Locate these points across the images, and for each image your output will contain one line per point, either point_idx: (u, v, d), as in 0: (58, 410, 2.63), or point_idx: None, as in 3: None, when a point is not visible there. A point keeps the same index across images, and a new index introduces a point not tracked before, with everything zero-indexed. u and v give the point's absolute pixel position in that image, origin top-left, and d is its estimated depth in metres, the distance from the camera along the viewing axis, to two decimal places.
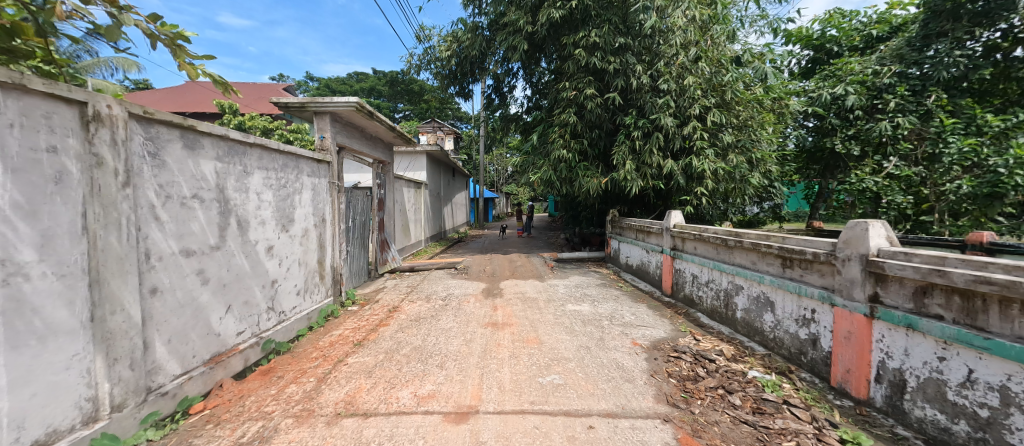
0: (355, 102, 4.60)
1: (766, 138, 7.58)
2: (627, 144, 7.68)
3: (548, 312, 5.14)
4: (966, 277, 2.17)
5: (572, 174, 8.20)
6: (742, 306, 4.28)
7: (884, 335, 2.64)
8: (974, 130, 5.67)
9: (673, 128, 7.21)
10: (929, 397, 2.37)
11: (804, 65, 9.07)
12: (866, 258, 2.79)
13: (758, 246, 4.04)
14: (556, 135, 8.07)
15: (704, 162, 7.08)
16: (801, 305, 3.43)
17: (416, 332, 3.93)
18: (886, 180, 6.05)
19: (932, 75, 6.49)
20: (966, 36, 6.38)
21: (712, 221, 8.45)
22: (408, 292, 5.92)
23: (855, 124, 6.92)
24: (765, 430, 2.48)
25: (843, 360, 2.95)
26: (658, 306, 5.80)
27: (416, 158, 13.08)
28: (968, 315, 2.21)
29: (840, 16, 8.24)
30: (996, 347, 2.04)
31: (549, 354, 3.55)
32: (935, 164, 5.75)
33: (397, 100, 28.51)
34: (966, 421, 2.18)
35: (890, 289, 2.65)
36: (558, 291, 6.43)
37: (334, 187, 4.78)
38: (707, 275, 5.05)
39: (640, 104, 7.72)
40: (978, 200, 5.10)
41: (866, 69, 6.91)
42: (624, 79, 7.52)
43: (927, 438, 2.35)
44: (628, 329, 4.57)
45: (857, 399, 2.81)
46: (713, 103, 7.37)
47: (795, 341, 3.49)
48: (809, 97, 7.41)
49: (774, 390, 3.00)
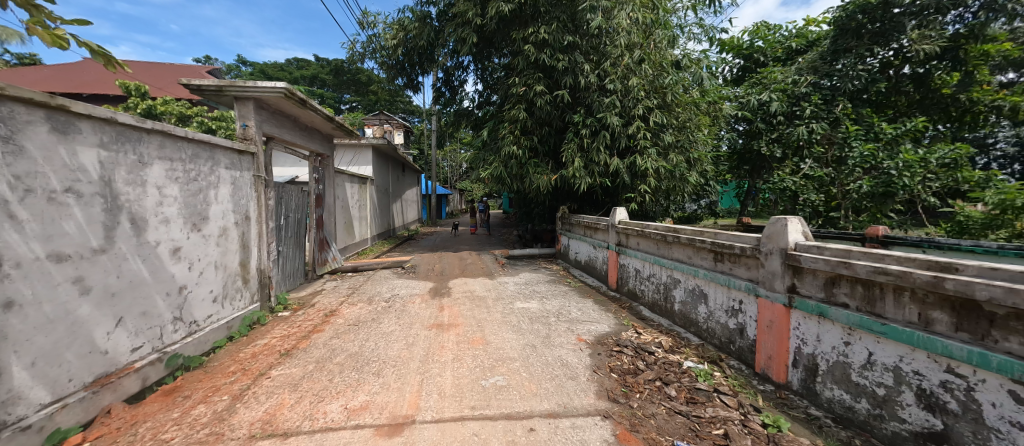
0: (283, 88, 4.21)
1: (704, 139, 8.03)
2: (576, 141, 7.78)
3: (496, 311, 5.08)
4: (867, 268, 2.40)
5: (522, 171, 8.18)
6: (680, 299, 4.49)
7: (801, 323, 2.87)
8: (873, 136, 6.41)
9: (619, 127, 7.40)
10: (836, 379, 2.60)
11: (735, 72, 9.76)
12: (785, 252, 3.01)
13: (693, 241, 4.25)
14: (506, 131, 8.00)
15: (647, 161, 7.33)
16: (730, 296, 3.65)
17: (353, 338, 3.69)
18: (803, 180, 6.67)
19: (840, 86, 7.28)
20: (867, 53, 7.30)
21: (656, 218, 8.84)
22: (348, 294, 5.57)
23: (777, 128, 7.53)
24: (696, 419, 2.59)
25: (765, 347, 3.18)
26: (604, 300, 5.95)
27: (361, 151, 12.37)
28: (869, 302, 2.44)
29: (766, 29, 9.00)
30: (890, 332, 2.27)
31: (494, 354, 3.48)
32: (842, 166, 6.43)
33: (343, 90, 27.03)
34: (866, 399, 2.41)
35: (805, 280, 2.89)
36: (508, 289, 6.39)
37: (260, 182, 4.34)
38: (649, 270, 5.25)
39: (588, 103, 7.84)
40: (875, 199, 5.89)
41: (787, 78, 7.63)
42: (572, 77, 7.59)
43: (835, 416, 2.59)
44: (574, 325, 4.63)
45: (777, 383, 3.04)
46: (656, 104, 7.59)
47: (725, 331, 3.71)
48: (740, 102, 8.01)
49: (706, 378, 3.15)
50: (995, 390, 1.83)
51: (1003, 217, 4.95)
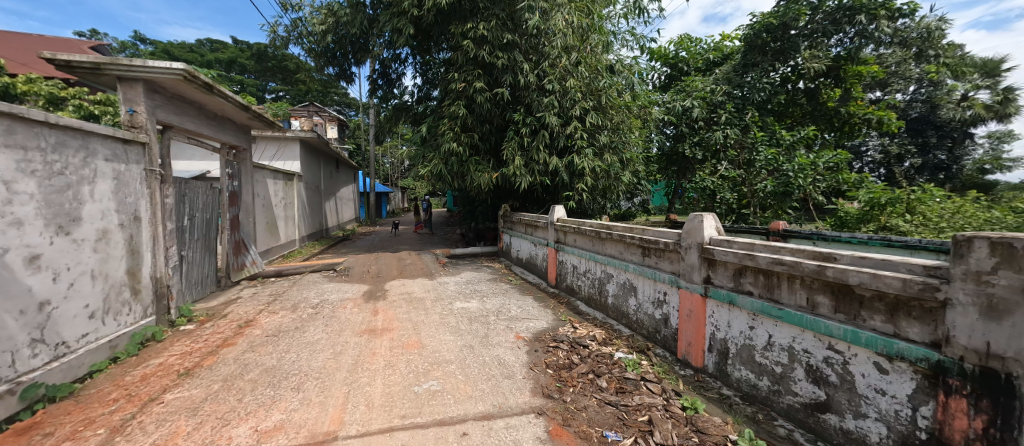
0: (183, 70, 3.71)
1: (636, 140, 8.34)
2: (516, 140, 7.79)
3: (434, 312, 4.93)
4: (767, 259, 2.68)
5: (463, 169, 8.05)
6: (613, 293, 4.70)
7: (715, 311, 3.13)
8: (775, 142, 7.23)
9: (557, 127, 7.52)
10: (743, 360, 2.88)
11: (663, 80, 10.42)
12: (701, 246, 3.27)
13: (624, 237, 4.46)
14: (445, 127, 7.82)
15: (584, 160, 7.53)
16: (656, 289, 3.89)
17: (271, 350, 3.36)
18: (720, 180, 7.32)
19: (749, 96, 8.18)
20: (770, 68, 8.24)
21: (593, 215, 9.00)
22: (269, 301, 5.08)
23: (699, 132, 8.22)
24: (625, 408, 2.72)
25: (686, 335, 3.43)
26: (543, 297, 6.06)
27: (286, 144, 11.33)
28: (768, 290, 2.73)
29: (688, 41, 9.75)
30: (785, 316, 2.56)
31: (430, 358, 3.37)
32: (752, 168, 7.14)
33: (266, 77, 24.70)
34: (767, 377, 2.70)
35: (718, 272, 3.16)
36: (448, 289, 6.25)
37: (154, 177, 3.79)
38: (585, 266, 5.42)
39: (527, 102, 7.88)
40: (777, 197, 6.68)
41: (706, 87, 8.35)
42: (511, 76, 7.60)
43: (743, 394, 2.87)
44: (514, 323, 4.65)
45: (696, 368, 3.30)
46: (592, 105, 7.75)
47: (652, 321, 3.95)
48: (666, 107, 8.58)
49: (635, 367, 3.32)
50: (863, 362, 2.14)
51: (872, 212, 5.90)
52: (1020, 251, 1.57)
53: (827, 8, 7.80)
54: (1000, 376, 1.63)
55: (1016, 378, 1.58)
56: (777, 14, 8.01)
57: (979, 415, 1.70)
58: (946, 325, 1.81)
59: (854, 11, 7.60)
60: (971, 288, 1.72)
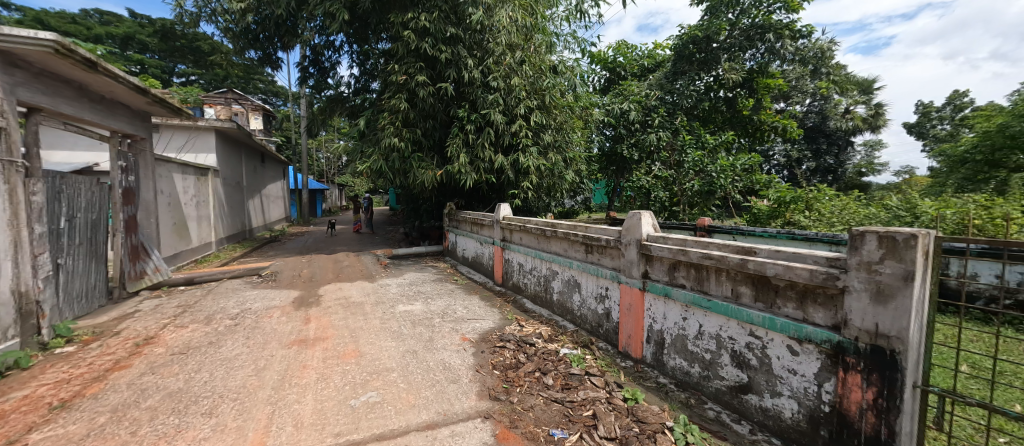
0: (54, 41, 3.10)
1: (577, 140, 8.44)
2: (460, 137, 7.59)
3: (373, 317, 4.66)
4: (698, 254, 2.84)
5: (405, 165, 7.71)
6: (558, 289, 4.75)
7: (652, 303, 3.29)
8: (701, 145, 7.89)
9: (502, 125, 7.42)
10: (677, 349, 3.05)
11: (602, 83, 10.81)
12: (639, 242, 3.40)
13: (568, 235, 4.52)
14: (386, 121, 7.44)
15: (529, 158, 7.49)
16: (598, 284, 4.00)
17: (178, 371, 2.93)
18: (654, 180, 7.76)
19: (678, 102, 8.86)
20: (696, 77, 8.96)
21: (538, 213, 9.04)
22: (176, 314, 4.47)
23: (635, 134, 8.68)
24: (570, 404, 2.74)
25: (626, 327, 3.57)
26: (489, 296, 6.00)
27: (197, 134, 10.02)
28: (699, 282, 2.90)
29: (625, 47, 10.23)
30: (713, 306, 2.73)
31: (369, 367, 3.15)
32: (682, 169, 7.64)
33: (175, 59, 21.85)
34: (698, 364, 2.88)
35: (655, 267, 3.30)
36: (389, 292, 5.95)
37: (12, 170, 3.14)
38: (531, 264, 5.44)
39: (472, 99, 7.73)
40: (702, 196, 7.30)
41: (642, 92, 8.88)
42: (455, 71, 7.39)
43: (677, 381, 3.04)
44: (459, 325, 4.53)
45: (635, 359, 3.45)
46: (536, 105, 7.68)
47: (595, 316, 4.06)
48: (606, 109, 8.90)
49: (579, 362, 3.38)
50: (778, 345, 2.34)
51: (780, 209, 6.65)
52: (901, 243, 1.78)
53: (742, 26, 8.64)
54: (886, 352, 1.86)
55: (898, 354, 1.81)
56: (701, 27, 8.75)
57: (869, 388, 1.91)
58: (845, 310, 2.02)
59: (764, 29, 8.47)
60: (864, 277, 1.93)
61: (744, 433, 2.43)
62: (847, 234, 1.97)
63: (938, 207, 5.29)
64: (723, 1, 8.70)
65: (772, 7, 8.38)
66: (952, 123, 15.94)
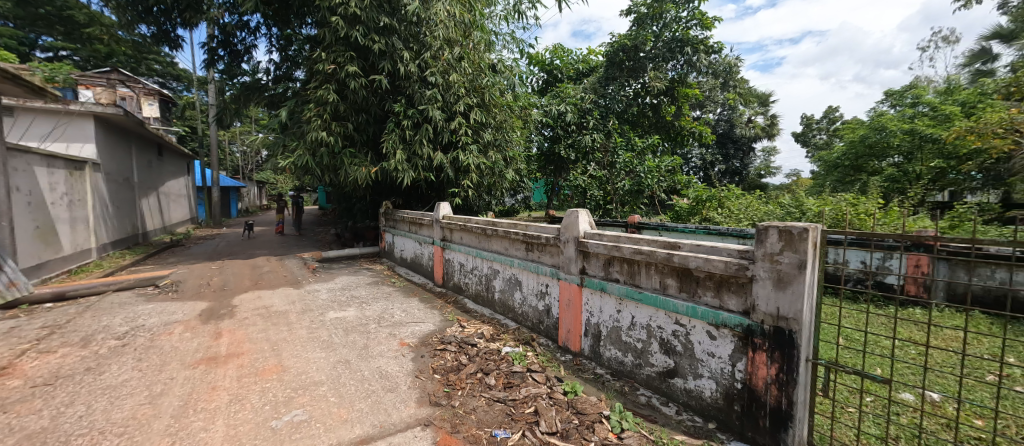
0: None
1: (517, 139, 8.39)
2: (397, 132, 7.24)
3: (299, 327, 4.27)
4: (630, 249, 2.98)
5: (335, 161, 7.19)
6: (499, 288, 4.74)
7: (589, 298, 3.41)
8: (630, 147, 8.45)
9: (441, 121, 7.22)
10: (612, 340, 3.20)
11: (540, 85, 11.00)
12: (577, 239, 3.49)
13: (509, 233, 4.52)
14: (312, 114, 6.87)
15: (469, 157, 7.33)
16: (539, 281, 4.05)
17: (44, 407, 2.43)
18: (589, 179, 8.11)
19: (610, 106, 9.35)
20: (626, 82, 9.51)
21: (478, 212, 8.95)
22: (42, 337, 3.72)
23: (572, 135, 9.01)
24: (512, 403, 2.73)
25: (565, 322, 3.66)
26: (429, 297, 5.83)
27: (70, 121, 8.42)
28: (631, 276, 3.06)
29: (561, 51, 10.53)
30: (644, 298, 2.89)
31: (294, 382, 2.88)
32: (615, 169, 8.07)
33: None
34: (631, 353, 3.04)
35: (591, 263, 3.42)
36: (318, 298, 5.52)
37: None
38: (472, 263, 5.37)
39: (408, 93, 7.43)
40: (632, 194, 7.88)
41: (578, 95, 9.16)
42: (389, 63, 7.02)
43: (613, 371, 3.19)
44: (397, 329, 4.33)
45: (574, 352, 3.55)
46: (475, 102, 7.51)
47: (535, 313, 4.11)
48: (544, 110, 9.07)
49: (521, 360, 3.39)
50: (699, 331, 2.54)
51: (698, 206, 7.30)
52: (796, 236, 2.01)
53: (665, 38, 9.26)
54: (785, 332, 2.09)
55: (794, 333, 2.05)
56: (630, 37, 9.29)
57: (773, 365, 2.14)
58: (753, 296, 2.24)
59: (683, 43, 9.14)
60: (767, 266, 2.15)
61: (671, 414, 2.61)
62: (754, 228, 2.19)
63: (819, 205, 6.18)
64: (649, 14, 9.28)
65: (689, 23, 9.07)
66: (827, 133, 18.75)
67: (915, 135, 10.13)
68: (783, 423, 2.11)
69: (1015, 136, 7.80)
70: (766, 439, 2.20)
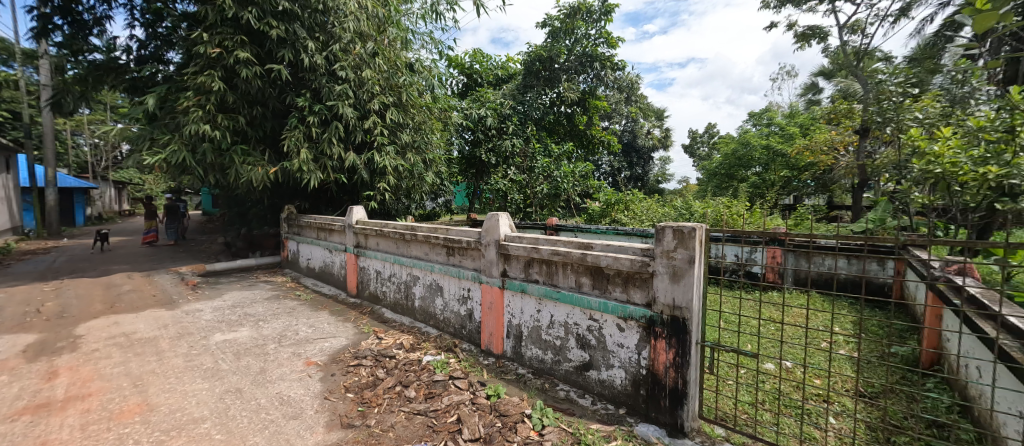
0: None
1: (437, 142, 8.16)
2: (301, 129, 6.57)
3: (176, 354, 3.65)
4: (549, 250, 3.11)
5: (223, 160, 6.29)
6: (419, 295, 4.58)
7: (510, 300, 3.48)
8: (547, 153, 8.84)
9: (353, 120, 6.74)
10: (533, 340, 3.30)
11: (460, 88, 10.98)
12: (498, 242, 3.53)
13: (428, 238, 4.39)
14: (191, 104, 5.91)
15: (385, 158, 6.95)
16: (461, 286, 4.01)
17: None
18: (509, 183, 8.33)
19: (528, 113, 9.73)
20: (542, 91, 9.97)
21: (396, 216, 8.56)
22: None
23: (492, 139, 9.17)
24: (433, 413, 2.67)
25: (488, 325, 3.68)
26: (341, 309, 5.41)
27: None
28: (549, 276, 3.19)
29: (480, 56, 10.64)
30: (562, 297, 3.04)
31: (168, 423, 2.46)
32: (533, 174, 8.38)
33: None
34: (551, 350, 3.17)
35: (512, 265, 3.49)
36: (201, 319, 4.77)
37: None
38: (389, 270, 5.11)
39: (313, 87, 6.80)
40: (550, 198, 8.28)
41: (497, 100, 9.36)
42: (290, 52, 6.30)
43: (534, 370, 3.29)
44: (302, 347, 3.94)
45: (497, 354, 3.59)
46: (392, 102, 7.16)
47: (457, 318, 4.06)
48: (465, 113, 9.07)
49: (443, 368, 3.32)
50: (610, 325, 2.75)
51: (608, 209, 7.94)
52: (687, 234, 2.30)
53: (576, 52, 9.84)
54: (680, 321, 2.37)
55: (687, 320, 2.33)
56: (545, 48, 9.72)
57: (671, 350, 2.41)
58: (654, 290, 2.50)
59: (593, 58, 9.82)
60: (665, 262, 2.42)
61: (588, 405, 2.78)
62: (654, 228, 2.43)
63: (704, 207, 7.16)
64: (562, 28, 9.78)
65: (597, 41, 9.78)
66: (708, 146, 21.75)
67: (770, 150, 12.34)
68: (680, 400, 2.39)
69: (835, 153, 9.97)
70: (667, 418, 2.46)
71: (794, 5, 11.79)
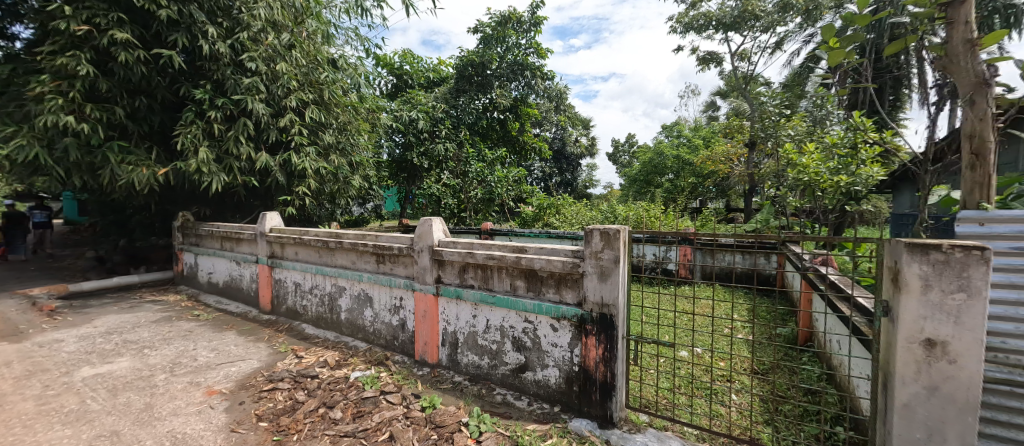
0: None
1: (364, 144, 7.71)
2: (200, 125, 5.74)
3: (26, 397, 2.97)
4: (484, 255, 3.10)
5: (93, 159, 5.27)
6: (346, 307, 4.27)
7: (445, 306, 3.41)
8: (481, 158, 8.85)
9: (266, 117, 6.08)
10: (469, 346, 3.27)
11: (389, 88, 10.57)
12: (432, 248, 3.44)
13: (355, 245, 4.13)
14: (47, 90, 4.87)
15: (304, 160, 6.38)
16: (392, 295, 3.82)
17: None
18: (443, 188, 8.21)
19: (461, 117, 9.74)
20: (475, 97, 10.02)
21: (318, 222, 7.91)
22: None
23: (424, 142, 9.02)
24: (363, 433, 2.52)
25: (422, 335, 3.55)
26: (253, 327, 4.84)
27: None
28: (485, 281, 3.19)
29: (411, 57, 10.35)
30: (497, 301, 3.05)
31: None
32: (467, 178, 8.35)
33: None
34: (487, 355, 3.17)
35: (447, 271, 3.42)
36: (62, 351, 3.94)
37: None
38: (310, 282, 4.69)
39: (215, 78, 6.00)
40: (484, 203, 8.31)
41: (429, 103, 9.25)
42: (185, 37, 5.49)
43: (471, 376, 3.26)
44: (203, 375, 3.45)
45: (432, 364, 3.49)
46: (311, 99, 6.61)
47: (389, 329, 3.87)
48: (395, 115, 8.84)
49: (373, 383, 3.14)
50: (544, 325, 2.83)
51: (541, 213, 8.18)
52: (612, 235, 2.47)
53: (507, 60, 10.01)
54: (608, 317, 2.52)
55: (613, 316, 2.49)
56: (477, 54, 9.79)
57: (600, 345, 2.55)
58: (584, 289, 2.63)
59: (524, 67, 10.08)
60: (593, 262, 2.56)
61: (524, 406, 2.83)
62: (583, 231, 2.57)
63: (626, 210, 7.75)
64: (493, 36, 9.89)
65: (527, 50, 10.07)
66: (629, 154, 23.57)
67: (680, 160, 13.78)
68: (609, 393, 2.54)
69: (730, 163, 11.45)
70: (598, 410, 2.60)
71: (697, 32, 13.30)
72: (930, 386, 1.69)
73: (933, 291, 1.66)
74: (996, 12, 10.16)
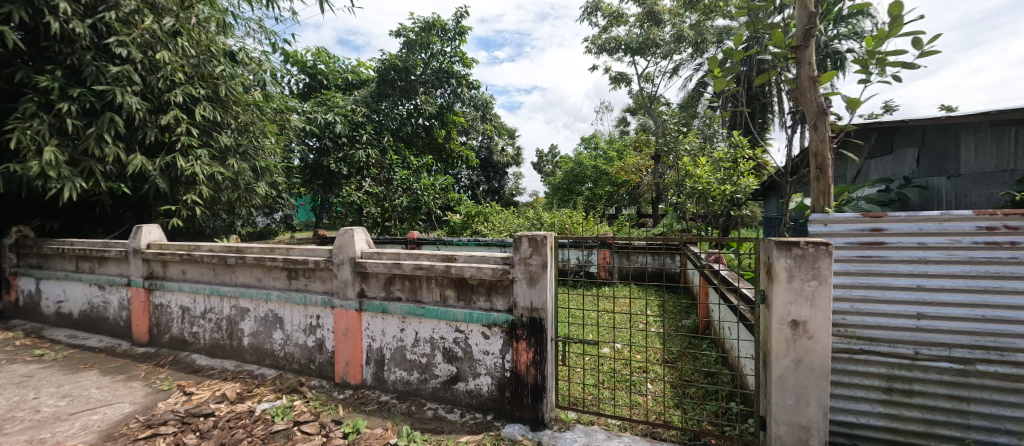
0: None
1: (271, 147, 6.91)
2: (46, 120, 4.64)
3: None
4: (412, 265, 2.98)
5: None
6: (249, 331, 3.78)
7: (370, 322, 3.21)
8: (406, 165, 8.52)
9: (142, 113, 5.13)
10: (397, 362, 3.11)
11: (301, 88, 9.74)
12: (354, 260, 3.21)
13: (261, 260, 3.67)
14: None
15: (194, 164, 5.51)
16: (306, 314, 3.47)
17: None
18: (365, 196, 7.76)
19: (383, 123, 9.37)
20: (398, 102, 9.67)
21: (212, 235, 6.91)
22: None
23: (342, 148, 8.72)
24: None
25: (342, 355, 3.29)
26: (122, 363, 4.03)
27: None
28: (413, 292, 3.07)
29: (326, 55, 9.65)
30: (427, 312, 2.95)
31: None
32: (392, 186, 7.99)
33: None
34: (416, 370, 3.04)
35: (371, 284, 3.22)
36: None
37: None
38: (201, 304, 4.06)
39: (68, 64, 4.93)
40: (410, 211, 8.01)
41: (346, 106, 8.85)
42: (24, 10, 4.42)
43: (399, 394, 3.10)
44: (51, 428, 2.78)
45: (354, 385, 3.25)
46: (203, 94, 5.75)
47: (303, 352, 3.51)
48: (309, 118, 8.29)
49: (285, 414, 2.83)
50: (476, 333, 2.82)
51: (469, 221, 8.13)
52: (540, 241, 2.57)
53: (433, 67, 9.84)
54: (538, 321, 2.61)
55: (543, 319, 2.59)
56: (400, 58, 9.46)
57: (531, 349, 2.62)
58: (515, 295, 2.68)
59: (449, 75, 10.00)
60: (522, 268, 2.62)
61: (456, 419, 2.77)
62: (512, 238, 2.61)
63: (552, 217, 8.13)
64: (417, 41, 9.66)
65: (452, 59, 9.99)
66: (552, 164, 24.71)
67: (598, 170, 14.85)
68: (540, 395, 2.62)
69: (640, 173, 12.64)
70: (529, 413, 2.66)
71: (609, 54, 14.51)
72: (796, 359, 2.05)
73: (795, 281, 2.02)
74: (829, 57, 12.76)
